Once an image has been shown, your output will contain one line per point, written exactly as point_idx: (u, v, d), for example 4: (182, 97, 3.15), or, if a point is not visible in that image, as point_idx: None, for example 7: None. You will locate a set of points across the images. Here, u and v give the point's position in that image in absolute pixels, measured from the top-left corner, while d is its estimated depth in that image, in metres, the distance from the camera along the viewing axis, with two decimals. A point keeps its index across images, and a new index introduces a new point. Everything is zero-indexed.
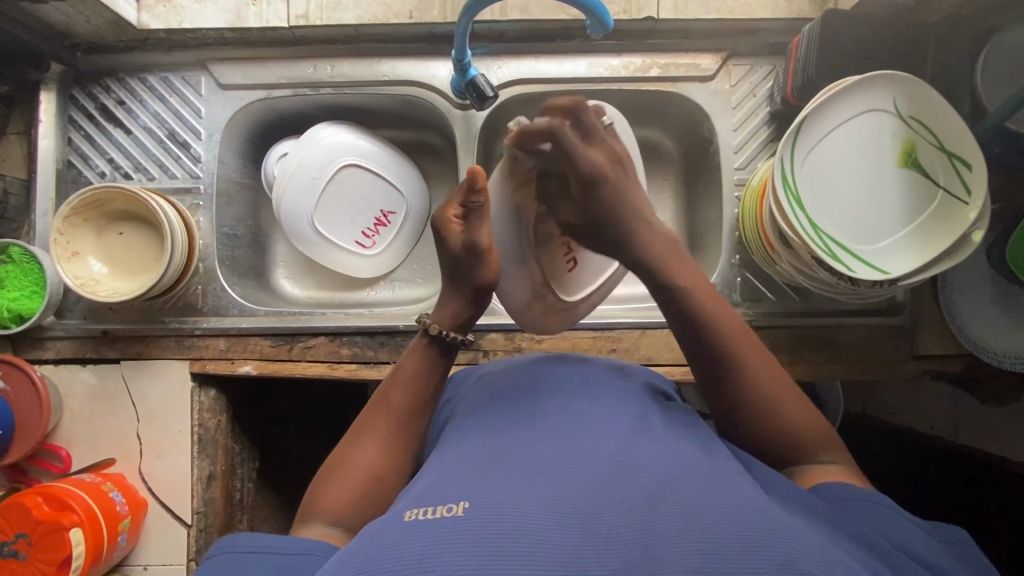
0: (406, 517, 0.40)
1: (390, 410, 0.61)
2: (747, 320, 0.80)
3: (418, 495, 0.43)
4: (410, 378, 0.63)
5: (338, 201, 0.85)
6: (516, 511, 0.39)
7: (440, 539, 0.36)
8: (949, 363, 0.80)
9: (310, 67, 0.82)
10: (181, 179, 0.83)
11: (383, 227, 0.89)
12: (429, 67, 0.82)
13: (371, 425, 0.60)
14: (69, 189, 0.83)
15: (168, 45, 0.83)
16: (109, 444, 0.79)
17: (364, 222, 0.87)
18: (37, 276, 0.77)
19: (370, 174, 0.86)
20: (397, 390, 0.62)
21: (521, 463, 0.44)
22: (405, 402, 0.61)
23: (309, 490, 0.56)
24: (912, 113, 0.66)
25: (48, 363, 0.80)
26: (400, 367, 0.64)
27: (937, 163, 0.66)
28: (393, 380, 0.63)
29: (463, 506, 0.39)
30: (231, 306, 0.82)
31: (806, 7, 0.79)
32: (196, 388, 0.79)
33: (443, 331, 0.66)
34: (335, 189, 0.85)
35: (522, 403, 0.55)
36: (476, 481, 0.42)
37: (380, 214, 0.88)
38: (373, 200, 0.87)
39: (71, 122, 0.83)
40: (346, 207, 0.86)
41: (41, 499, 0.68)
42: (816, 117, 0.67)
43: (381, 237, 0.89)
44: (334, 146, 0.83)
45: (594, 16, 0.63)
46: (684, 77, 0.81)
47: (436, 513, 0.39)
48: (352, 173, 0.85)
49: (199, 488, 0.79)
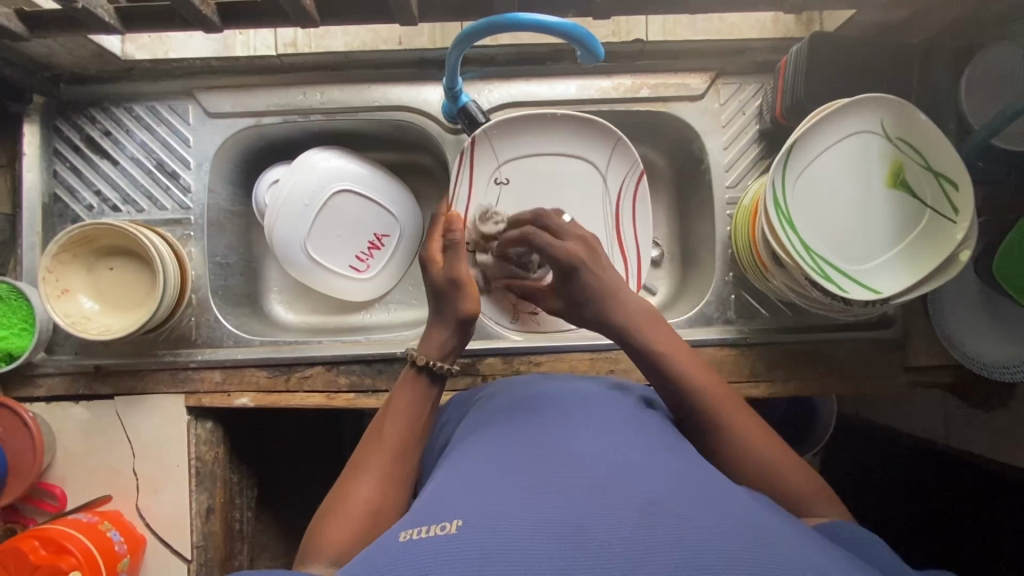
0: (401, 538, 0.39)
1: (389, 442, 0.58)
2: (742, 337, 0.80)
3: (413, 516, 0.42)
4: (406, 411, 0.61)
5: (331, 227, 0.85)
6: (513, 527, 0.38)
7: (437, 557, 0.36)
8: (940, 373, 0.81)
9: (300, 94, 0.82)
10: (171, 211, 0.82)
11: (377, 251, 0.88)
12: (420, 92, 0.82)
13: (367, 459, 0.57)
14: (56, 224, 0.82)
15: (154, 75, 0.82)
16: (105, 482, 0.78)
17: (358, 246, 0.87)
18: (26, 313, 0.76)
19: (362, 197, 0.85)
20: (391, 422, 0.60)
21: (520, 480, 0.43)
22: (399, 435, 0.59)
23: (308, 529, 0.53)
24: (898, 135, 0.67)
25: (39, 401, 0.79)
26: (393, 400, 0.62)
27: (925, 180, 0.68)
28: (386, 413, 0.61)
29: (457, 524, 0.38)
30: (226, 337, 0.81)
31: (793, 27, 0.80)
32: (192, 421, 0.79)
33: (432, 362, 0.63)
34: (329, 217, 0.84)
35: (521, 424, 0.55)
36: (473, 497, 0.42)
37: (374, 237, 0.88)
38: (367, 224, 0.87)
39: (56, 154, 0.82)
40: (341, 233, 0.85)
41: (39, 543, 0.67)
42: (803, 138, 0.67)
43: (376, 260, 0.89)
44: (324, 172, 0.82)
45: (586, 47, 0.63)
46: (675, 97, 0.82)
47: (430, 532, 0.38)
48: (345, 198, 0.84)
49: (198, 521, 0.78)
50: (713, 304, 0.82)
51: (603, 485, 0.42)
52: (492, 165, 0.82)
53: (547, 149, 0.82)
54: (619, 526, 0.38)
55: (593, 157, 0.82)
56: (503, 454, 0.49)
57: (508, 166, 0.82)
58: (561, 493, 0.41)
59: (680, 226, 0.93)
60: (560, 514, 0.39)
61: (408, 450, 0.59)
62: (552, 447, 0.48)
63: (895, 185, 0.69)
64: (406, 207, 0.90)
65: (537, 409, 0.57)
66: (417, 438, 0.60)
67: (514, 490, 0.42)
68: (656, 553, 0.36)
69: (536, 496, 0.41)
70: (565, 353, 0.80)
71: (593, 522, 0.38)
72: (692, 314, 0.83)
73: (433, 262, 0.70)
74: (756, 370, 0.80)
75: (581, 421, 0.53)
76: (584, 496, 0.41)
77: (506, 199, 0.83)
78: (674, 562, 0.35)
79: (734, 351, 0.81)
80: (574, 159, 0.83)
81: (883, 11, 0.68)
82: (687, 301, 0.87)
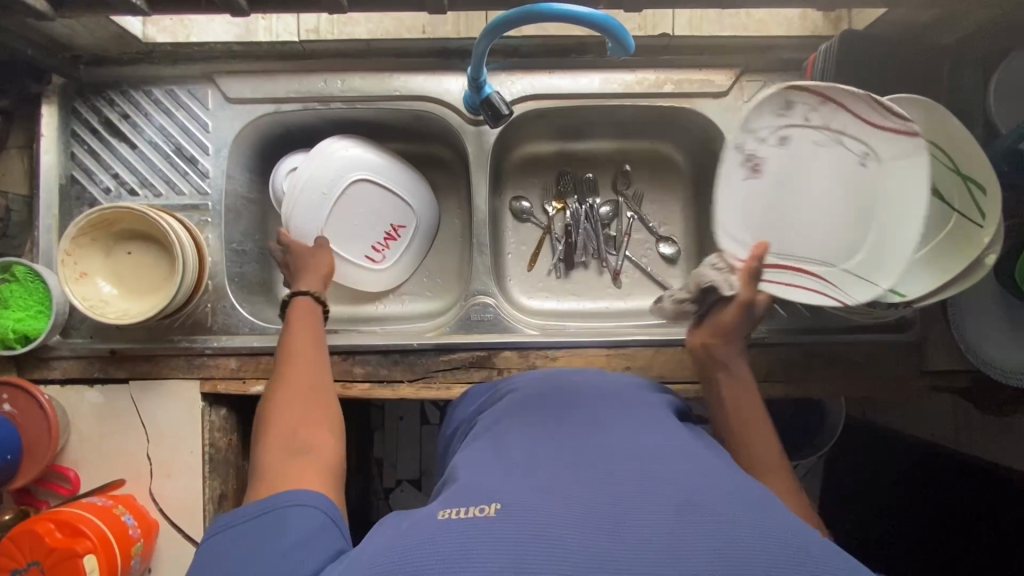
0: (441, 516, 0.40)
1: (299, 365, 0.61)
2: (759, 338, 0.80)
3: (448, 496, 0.43)
4: (305, 335, 0.65)
5: (348, 218, 0.84)
6: (550, 510, 0.38)
7: (472, 538, 0.37)
8: (956, 378, 0.81)
9: (320, 81, 0.81)
10: (188, 196, 0.82)
11: (394, 241, 0.88)
12: (442, 82, 0.81)
13: (287, 385, 0.58)
14: (73, 206, 0.81)
15: (174, 58, 0.81)
16: (119, 466, 0.78)
17: (375, 236, 0.86)
18: (43, 296, 0.76)
19: (381, 187, 0.85)
20: (297, 334, 0.65)
21: (554, 467, 0.44)
22: (308, 357, 0.62)
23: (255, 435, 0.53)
24: (931, 137, 0.67)
25: (54, 384, 0.79)
26: (291, 321, 0.67)
27: (955, 184, 0.67)
28: (290, 345, 0.64)
29: (495, 507, 0.39)
30: (241, 324, 0.81)
31: (820, 25, 0.81)
32: (207, 408, 0.79)
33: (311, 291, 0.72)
34: (347, 207, 0.84)
35: (549, 411, 0.55)
36: (509, 482, 0.42)
37: (391, 228, 0.87)
38: (384, 214, 0.86)
39: (74, 135, 0.81)
40: (358, 224, 0.85)
41: (54, 526, 0.67)
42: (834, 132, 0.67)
43: (391, 251, 0.88)
44: (346, 160, 0.82)
45: (616, 38, 0.62)
46: (699, 93, 0.81)
47: (469, 512, 0.39)
48: (363, 187, 0.84)
49: (211, 508, 0.78)
50: None
51: (638, 475, 0.41)
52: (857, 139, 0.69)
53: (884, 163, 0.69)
54: (656, 519, 0.37)
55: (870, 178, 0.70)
56: (536, 442, 0.49)
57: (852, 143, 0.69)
58: (592, 480, 0.41)
59: (698, 222, 0.93)
60: (593, 500, 0.39)
61: (315, 365, 0.62)
62: (582, 435, 0.49)
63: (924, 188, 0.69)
64: (423, 198, 0.89)
65: (566, 399, 0.57)
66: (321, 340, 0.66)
67: (550, 476, 0.42)
68: (693, 550, 0.35)
69: (567, 482, 0.41)
70: (582, 349, 0.80)
71: (626, 513, 0.38)
72: None
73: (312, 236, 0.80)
74: (773, 370, 0.80)
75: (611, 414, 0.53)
76: (616, 483, 0.41)
77: (820, 173, 0.71)
78: (711, 561, 0.35)
79: (752, 350, 0.80)
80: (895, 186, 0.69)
81: (917, 9, 0.67)
82: None
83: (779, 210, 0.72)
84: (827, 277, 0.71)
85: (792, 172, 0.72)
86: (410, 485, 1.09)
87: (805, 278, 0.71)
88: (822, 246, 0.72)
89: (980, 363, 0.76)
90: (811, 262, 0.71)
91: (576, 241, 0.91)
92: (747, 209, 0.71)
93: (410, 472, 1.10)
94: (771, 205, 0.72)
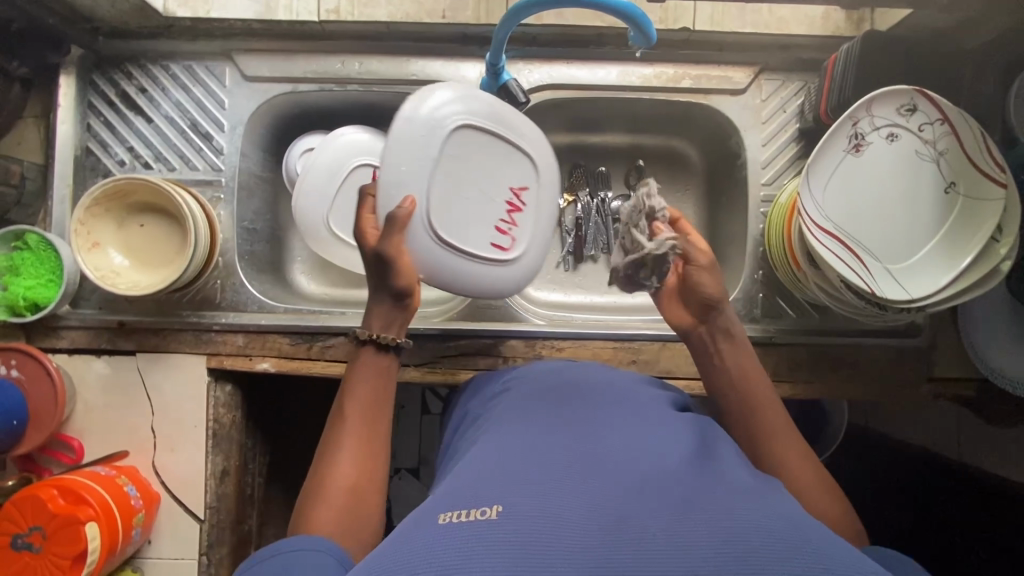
0: (440, 520, 0.39)
1: (358, 416, 0.58)
2: (768, 336, 0.79)
3: (449, 496, 0.42)
4: (368, 383, 0.60)
5: (459, 192, 0.67)
6: (553, 513, 0.37)
7: (474, 543, 0.35)
8: (962, 386, 0.81)
9: (338, 63, 0.81)
10: (202, 171, 0.82)
11: (518, 214, 0.71)
12: (460, 68, 0.81)
13: (342, 436, 0.56)
14: (87, 177, 0.82)
15: (194, 34, 0.82)
16: (123, 437, 0.78)
17: (497, 213, 0.70)
18: (54, 264, 0.76)
19: (486, 136, 0.67)
20: (353, 399, 0.59)
21: (555, 465, 0.43)
22: (367, 409, 0.58)
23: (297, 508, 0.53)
24: (951, 158, 0.66)
25: (61, 352, 0.79)
26: (349, 378, 0.61)
27: (988, 203, 0.63)
28: (352, 388, 0.60)
29: (497, 509, 0.38)
30: (249, 302, 0.81)
31: (842, 25, 0.79)
32: (212, 383, 0.79)
33: (376, 334, 0.61)
34: (462, 173, 0.67)
35: (563, 403, 0.54)
36: (511, 480, 0.41)
37: (512, 194, 0.71)
38: (503, 180, 0.70)
39: (91, 107, 0.82)
40: (475, 197, 0.68)
41: (57, 492, 0.67)
42: (855, 122, 0.67)
43: (521, 226, 0.71)
44: (444, 114, 0.65)
45: (638, 28, 0.62)
46: (716, 90, 0.81)
47: (470, 515, 0.38)
48: (466, 136, 0.66)
49: (212, 483, 0.78)
50: (740, 301, 0.82)
51: (639, 479, 0.41)
52: (930, 143, 0.66)
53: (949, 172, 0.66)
54: (658, 517, 0.37)
55: (937, 186, 0.67)
56: (533, 437, 0.48)
57: (924, 147, 0.67)
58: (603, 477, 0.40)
59: (709, 220, 0.92)
60: (595, 502, 0.38)
61: (377, 418, 0.59)
62: (596, 432, 0.48)
63: (963, 200, 0.65)
64: None
65: (575, 393, 0.56)
66: (381, 412, 0.59)
67: (552, 474, 0.42)
68: (702, 547, 0.34)
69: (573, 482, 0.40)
70: (588, 340, 0.80)
71: (628, 513, 0.37)
72: None
73: (366, 237, 0.63)
74: (778, 370, 0.80)
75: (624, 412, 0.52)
76: (618, 487, 0.40)
77: (891, 169, 0.68)
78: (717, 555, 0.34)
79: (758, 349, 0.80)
80: (963, 197, 0.65)
81: (941, 12, 0.67)
82: None
83: (844, 190, 0.69)
84: (868, 267, 0.66)
85: (863, 164, 0.68)
86: (409, 475, 1.09)
87: (844, 254, 0.66)
88: (877, 239, 0.67)
89: (988, 371, 0.76)
90: (861, 247, 0.67)
91: (586, 233, 0.91)
92: (819, 172, 0.68)
93: (409, 461, 1.09)
94: (841, 183, 0.69)
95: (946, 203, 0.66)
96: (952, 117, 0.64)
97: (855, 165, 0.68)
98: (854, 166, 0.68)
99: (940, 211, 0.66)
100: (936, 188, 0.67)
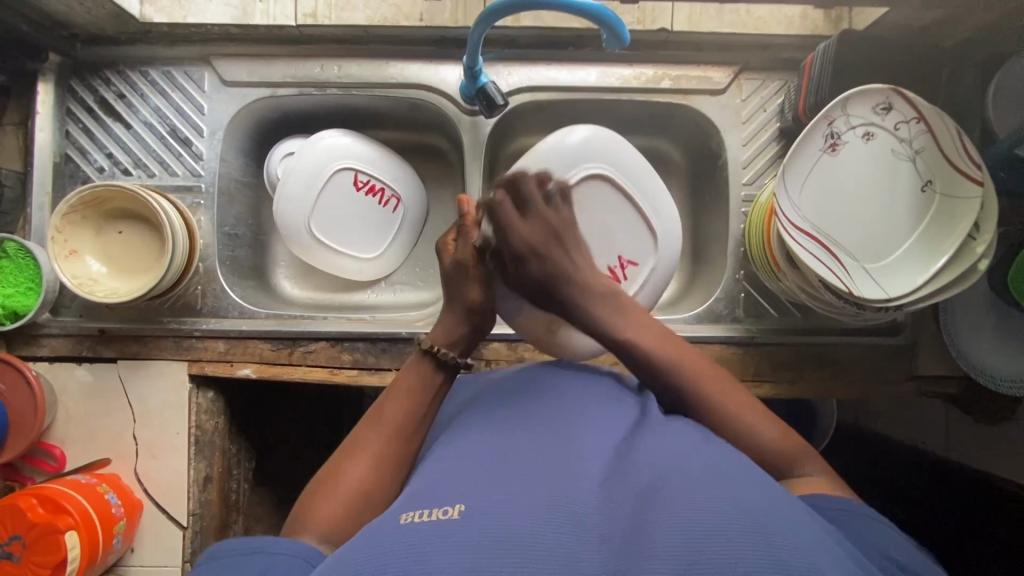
0: (401, 520, 0.37)
1: (390, 422, 0.56)
2: (750, 336, 0.79)
3: (413, 497, 0.41)
4: (405, 394, 0.58)
5: (578, 232, 0.71)
6: (516, 506, 0.37)
7: (433, 542, 0.34)
8: (945, 384, 0.80)
9: (317, 67, 0.81)
10: (182, 177, 0.81)
11: (619, 279, 0.73)
12: (439, 71, 0.81)
13: (366, 441, 0.54)
14: (67, 184, 0.81)
15: (172, 39, 0.81)
16: (105, 445, 0.78)
17: (601, 269, 0.72)
18: (33, 272, 0.75)
19: (612, 190, 0.71)
20: (392, 405, 0.57)
21: (514, 463, 0.42)
22: (398, 418, 0.56)
23: (299, 503, 0.51)
24: (927, 157, 0.66)
25: (42, 361, 0.79)
26: (398, 382, 0.59)
27: (966, 203, 0.63)
28: (391, 394, 0.58)
29: (459, 509, 0.37)
30: (231, 307, 0.81)
31: (821, 24, 0.79)
32: (193, 389, 0.79)
33: (437, 347, 0.61)
34: (573, 216, 0.70)
35: (533, 400, 0.54)
36: (475, 480, 0.40)
37: (619, 262, 0.73)
38: (617, 240, 0.72)
39: (69, 114, 0.81)
40: (588, 247, 0.71)
41: (36, 501, 0.67)
42: (830, 121, 0.67)
43: (620, 289, 0.73)
44: (586, 154, 0.69)
45: (611, 30, 0.62)
46: (696, 90, 0.81)
47: (431, 515, 0.37)
48: (598, 184, 0.70)
49: (195, 489, 0.78)
50: (722, 302, 0.82)
51: (602, 474, 0.41)
52: (908, 142, 0.66)
53: (926, 172, 0.66)
54: (617, 516, 0.36)
55: (915, 186, 0.67)
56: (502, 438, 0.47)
57: (902, 146, 0.66)
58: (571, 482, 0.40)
59: (693, 220, 0.92)
60: (553, 498, 0.38)
61: (411, 429, 0.56)
62: (567, 430, 0.47)
63: (939, 200, 0.65)
64: (411, 186, 0.89)
65: (548, 389, 0.55)
66: (416, 429, 0.57)
67: (509, 472, 0.41)
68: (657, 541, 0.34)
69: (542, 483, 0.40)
70: None
71: (584, 510, 0.37)
72: (700, 310, 0.82)
73: (444, 248, 0.66)
74: (761, 370, 0.80)
75: (597, 411, 0.51)
76: (584, 481, 0.40)
77: (868, 167, 0.68)
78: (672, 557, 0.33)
79: (741, 350, 0.80)
80: (941, 198, 0.65)
81: (916, 11, 0.67)
82: (695, 298, 0.87)
83: (822, 188, 0.69)
84: (844, 265, 0.66)
85: (841, 163, 0.68)
86: None
87: (819, 252, 0.66)
88: (853, 238, 0.67)
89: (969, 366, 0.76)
90: (837, 245, 0.67)
91: None
92: (795, 168, 0.68)
93: None
94: (819, 180, 0.69)
95: (924, 207, 0.66)
96: (929, 115, 0.64)
97: (833, 164, 0.68)
98: (832, 163, 0.68)
99: (918, 212, 0.66)
100: (914, 189, 0.67)
